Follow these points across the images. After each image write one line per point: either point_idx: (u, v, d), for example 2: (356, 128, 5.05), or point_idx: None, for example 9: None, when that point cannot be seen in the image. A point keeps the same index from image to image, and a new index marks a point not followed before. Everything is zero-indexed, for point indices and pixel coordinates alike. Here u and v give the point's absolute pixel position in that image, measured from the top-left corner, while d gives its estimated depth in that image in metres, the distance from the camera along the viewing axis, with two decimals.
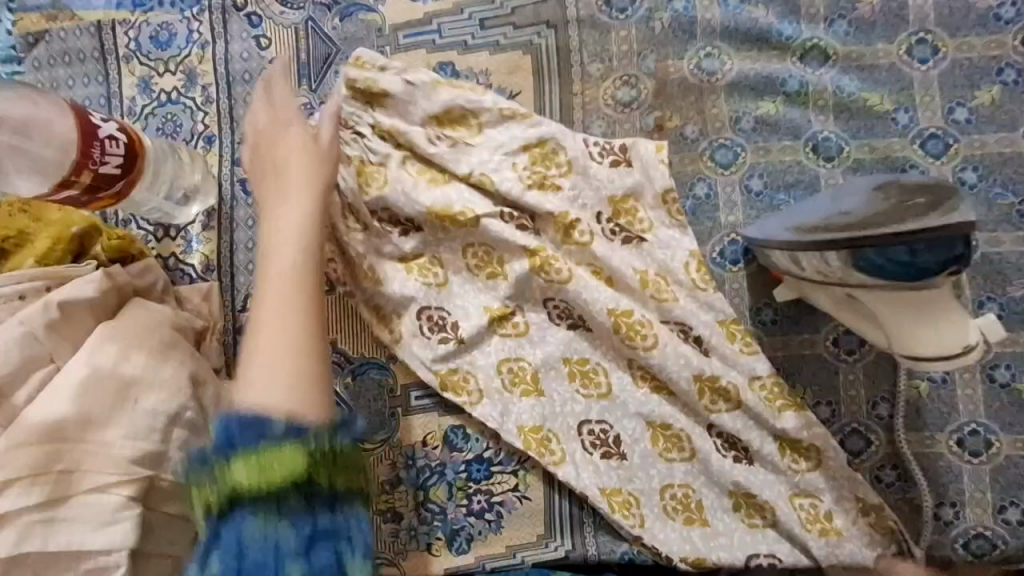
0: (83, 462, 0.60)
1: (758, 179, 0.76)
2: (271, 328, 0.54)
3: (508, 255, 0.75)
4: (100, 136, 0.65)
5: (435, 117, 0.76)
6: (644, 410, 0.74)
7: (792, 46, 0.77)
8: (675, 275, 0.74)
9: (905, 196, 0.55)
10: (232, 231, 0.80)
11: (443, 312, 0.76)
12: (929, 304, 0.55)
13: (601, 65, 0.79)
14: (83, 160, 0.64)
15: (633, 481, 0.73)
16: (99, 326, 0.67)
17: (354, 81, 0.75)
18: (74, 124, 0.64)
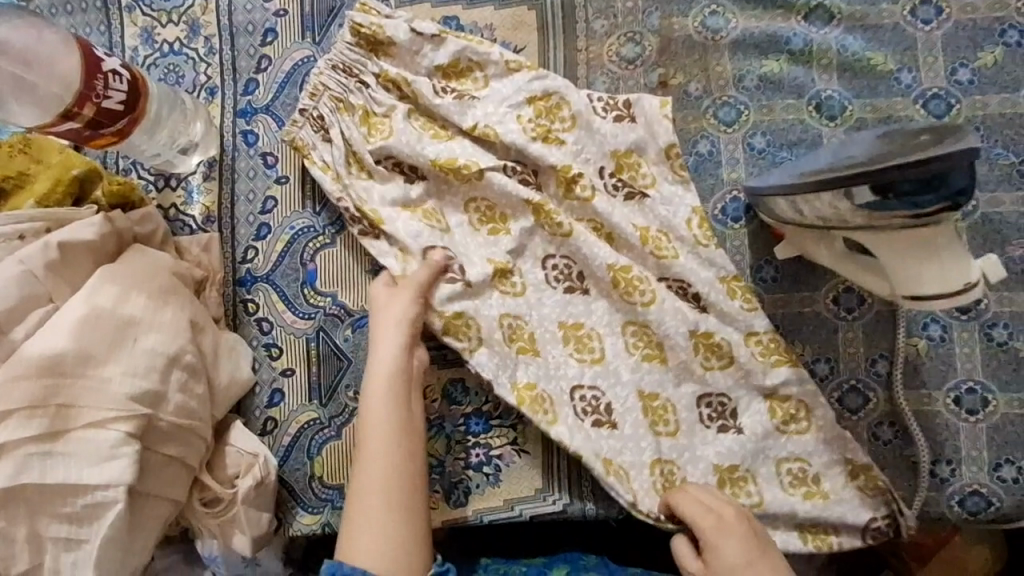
0: (82, 397, 0.60)
1: (761, 137, 0.76)
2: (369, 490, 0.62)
3: (510, 212, 0.75)
4: (104, 70, 0.64)
5: (441, 70, 0.76)
6: (636, 377, 0.72)
7: (796, 5, 0.77)
8: (677, 231, 0.73)
9: (910, 136, 0.57)
10: (234, 183, 0.80)
11: (449, 252, 0.73)
12: (931, 245, 0.58)
13: (605, 22, 0.79)
14: (87, 93, 0.63)
15: (623, 453, 0.71)
16: (102, 268, 0.67)
17: (359, 26, 0.76)
18: (79, 57, 0.63)
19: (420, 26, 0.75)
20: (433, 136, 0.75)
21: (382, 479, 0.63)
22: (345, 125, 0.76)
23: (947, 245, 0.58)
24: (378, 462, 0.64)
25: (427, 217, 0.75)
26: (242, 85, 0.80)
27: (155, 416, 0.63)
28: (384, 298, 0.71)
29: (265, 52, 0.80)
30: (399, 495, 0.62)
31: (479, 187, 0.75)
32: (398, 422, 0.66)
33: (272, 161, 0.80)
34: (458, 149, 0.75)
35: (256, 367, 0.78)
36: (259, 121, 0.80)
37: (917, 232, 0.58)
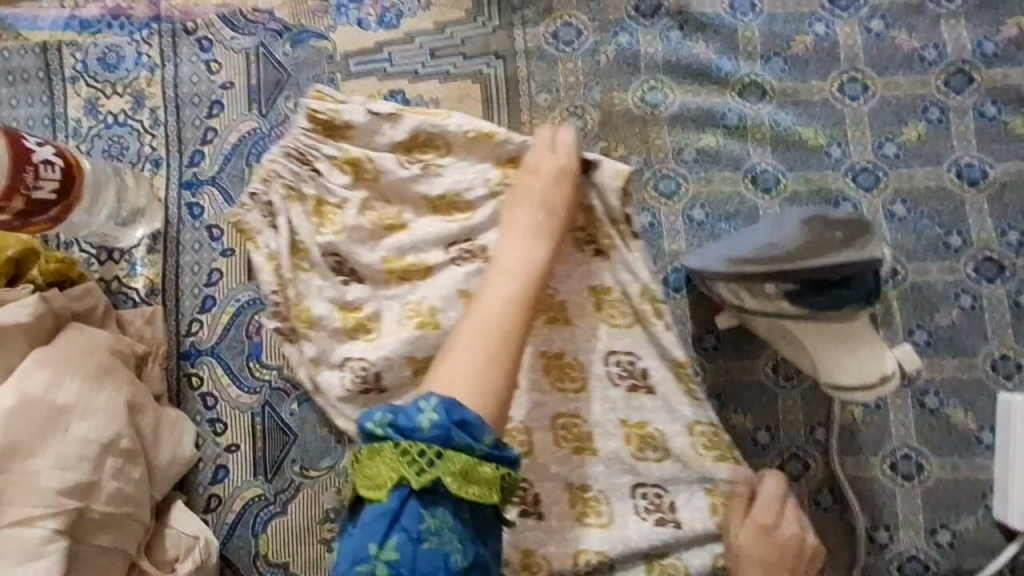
0: (7, 493, 0.59)
1: (700, 209, 0.78)
2: (479, 318, 0.60)
3: (441, 305, 0.70)
4: (33, 161, 0.66)
5: (402, 144, 0.70)
6: (564, 473, 0.71)
7: (730, 81, 0.79)
8: (638, 298, 0.71)
9: (828, 229, 0.66)
10: (178, 255, 0.79)
11: (365, 362, 0.71)
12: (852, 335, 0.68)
13: (549, 95, 0.80)
14: (15, 185, 0.65)
15: (546, 545, 0.71)
16: (34, 352, 0.66)
17: (314, 111, 0.69)
18: (5, 147, 0.65)
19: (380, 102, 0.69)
20: (390, 227, 0.72)
21: (484, 330, 0.59)
22: (295, 215, 0.71)
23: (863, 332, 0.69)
24: (486, 319, 0.60)
25: (359, 327, 0.72)
26: (187, 156, 0.80)
27: (86, 507, 0.62)
28: (543, 166, 0.66)
29: (211, 124, 0.81)
30: (499, 326, 0.59)
31: (420, 286, 0.71)
32: (521, 275, 0.62)
33: (217, 233, 0.79)
34: (410, 242, 0.71)
35: (200, 442, 0.77)
36: (205, 193, 0.80)
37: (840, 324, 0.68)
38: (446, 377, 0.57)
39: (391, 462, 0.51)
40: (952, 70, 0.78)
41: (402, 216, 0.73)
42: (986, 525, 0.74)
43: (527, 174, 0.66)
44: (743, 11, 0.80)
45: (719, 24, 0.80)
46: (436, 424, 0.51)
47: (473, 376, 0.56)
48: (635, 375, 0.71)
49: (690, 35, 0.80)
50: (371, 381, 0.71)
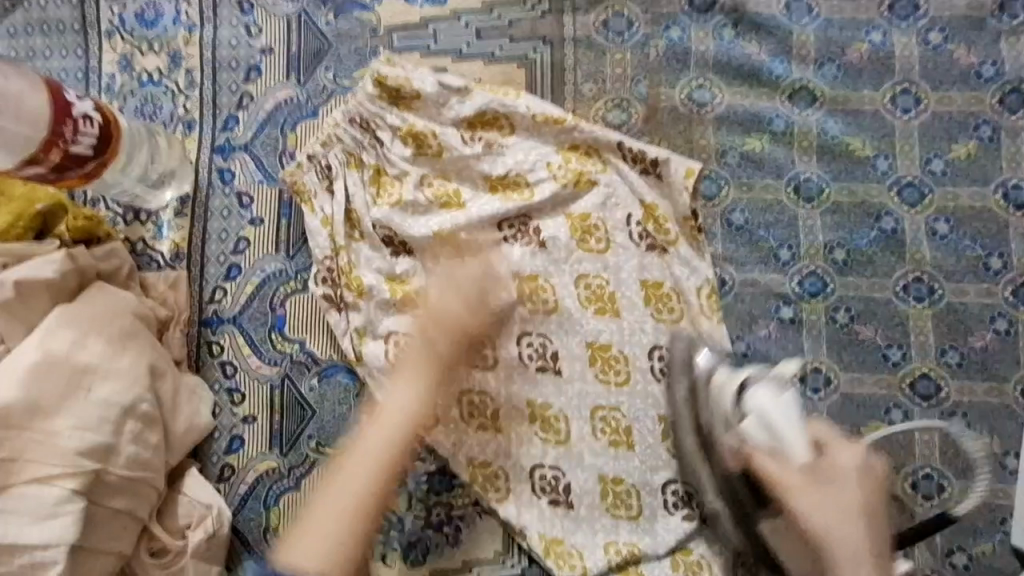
0: (27, 450, 0.58)
1: (740, 214, 0.77)
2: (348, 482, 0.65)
3: (492, 285, 0.75)
4: (73, 115, 0.65)
5: (467, 120, 0.76)
6: (598, 463, 0.74)
7: (781, 84, 0.78)
8: (687, 296, 0.76)
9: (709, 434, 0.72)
10: (206, 221, 0.78)
11: (410, 335, 0.74)
12: (826, 449, 0.66)
13: (594, 86, 0.78)
14: (54, 138, 0.64)
15: (576, 534, 0.73)
16: (57, 310, 0.64)
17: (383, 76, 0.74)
18: (46, 100, 0.64)
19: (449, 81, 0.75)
20: (445, 205, 0.75)
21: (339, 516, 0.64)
22: (352, 183, 0.75)
23: (819, 429, 0.67)
24: (335, 499, 0.64)
25: (406, 301, 0.74)
26: (221, 121, 0.79)
27: (104, 470, 0.61)
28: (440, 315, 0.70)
29: (247, 89, 0.79)
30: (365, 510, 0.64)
31: (471, 263, 0.74)
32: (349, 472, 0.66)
33: (247, 201, 0.78)
34: (464, 220, 0.75)
35: (217, 412, 0.76)
36: (236, 160, 0.78)
37: (778, 444, 0.65)
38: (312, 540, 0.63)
39: None
40: (1007, 88, 0.76)
41: (454, 198, 0.76)
42: (1003, 551, 0.73)
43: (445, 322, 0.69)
44: (799, 14, 0.78)
45: (774, 25, 0.78)
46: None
47: (328, 535, 0.63)
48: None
49: (743, 34, 0.78)
50: None
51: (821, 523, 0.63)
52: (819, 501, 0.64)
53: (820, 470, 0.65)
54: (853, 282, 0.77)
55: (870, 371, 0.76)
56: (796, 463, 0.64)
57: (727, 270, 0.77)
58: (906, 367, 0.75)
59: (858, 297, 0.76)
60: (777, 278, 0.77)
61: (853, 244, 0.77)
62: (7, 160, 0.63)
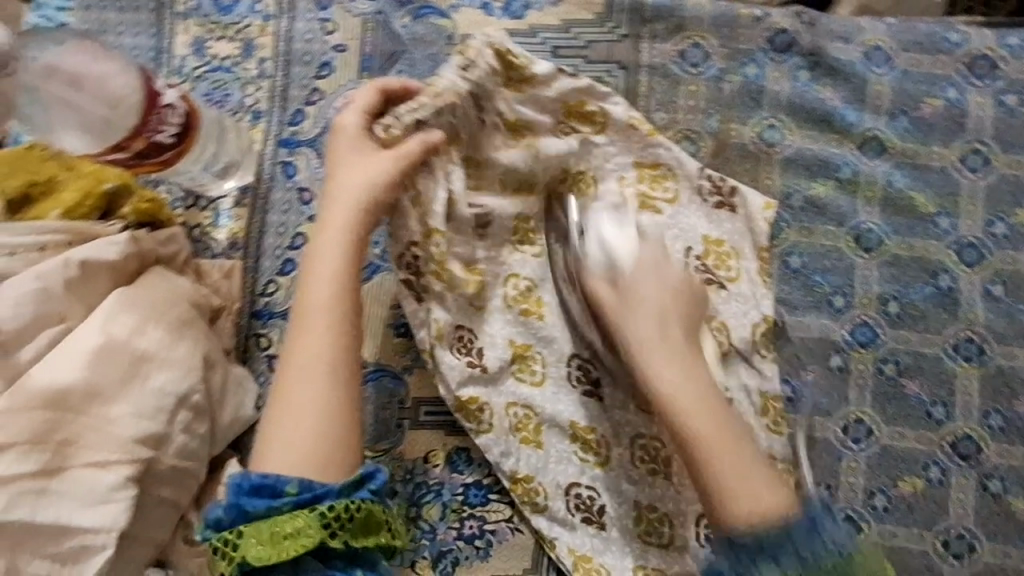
0: (85, 434, 0.58)
1: (798, 258, 0.78)
2: (309, 365, 0.62)
3: (547, 297, 0.77)
4: (162, 104, 0.68)
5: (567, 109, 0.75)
6: (634, 490, 0.74)
7: (852, 132, 0.78)
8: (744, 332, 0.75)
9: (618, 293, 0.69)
10: (265, 213, 0.78)
11: (473, 330, 0.75)
12: (638, 271, 0.69)
13: (665, 115, 0.78)
14: (143, 126, 0.68)
15: (606, 554, 0.73)
16: (119, 292, 0.64)
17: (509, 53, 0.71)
18: (139, 88, 0.68)
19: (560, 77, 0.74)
20: (517, 191, 0.75)
21: (301, 372, 0.61)
22: None
23: (646, 264, 0.69)
24: (305, 377, 0.61)
25: (476, 293, 0.75)
26: (289, 114, 0.79)
27: (156, 458, 0.61)
28: (344, 221, 0.65)
29: (318, 85, 0.79)
30: (319, 388, 0.61)
31: (532, 268, 0.78)
32: (311, 376, 0.61)
33: (308, 197, 0.78)
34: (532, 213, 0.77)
35: (259, 405, 0.75)
36: (301, 155, 0.78)
37: (613, 262, 0.70)
38: (271, 445, 0.60)
39: (264, 546, 0.56)
40: None
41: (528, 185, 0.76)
42: None
43: (338, 231, 0.65)
44: (877, 63, 0.78)
45: (852, 71, 0.78)
46: (284, 495, 0.57)
47: (306, 415, 0.60)
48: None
49: (819, 78, 0.78)
50: (475, 353, 0.75)
51: (646, 344, 0.66)
52: (633, 315, 0.67)
53: (631, 299, 0.68)
54: (904, 336, 0.77)
55: (913, 426, 0.76)
56: (620, 285, 0.69)
57: (780, 311, 0.77)
58: (949, 425, 0.76)
59: (908, 352, 0.77)
60: (829, 324, 0.77)
61: (907, 297, 0.77)
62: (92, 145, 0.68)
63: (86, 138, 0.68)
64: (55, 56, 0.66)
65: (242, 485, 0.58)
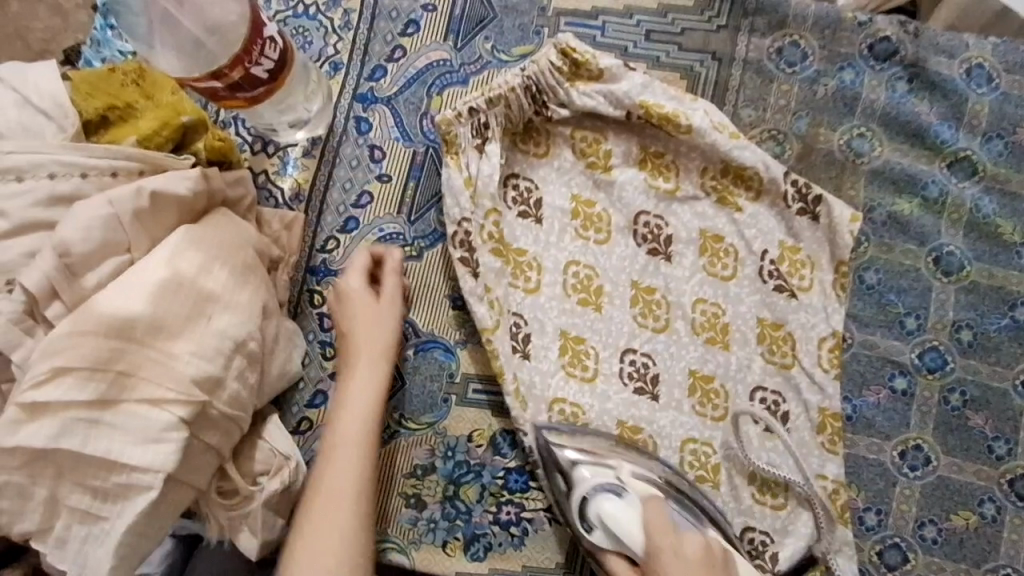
0: (144, 368, 0.56)
1: (874, 273, 0.75)
2: (335, 493, 0.62)
3: (608, 287, 0.75)
4: (264, 36, 0.63)
5: (646, 107, 0.72)
6: None
7: (944, 151, 0.75)
8: (808, 344, 0.74)
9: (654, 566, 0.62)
10: (333, 167, 0.76)
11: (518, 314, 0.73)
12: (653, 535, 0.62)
13: (754, 112, 0.76)
14: (241, 55, 0.62)
15: None
16: (186, 228, 0.62)
17: (572, 49, 0.71)
18: (247, 15, 0.62)
19: (633, 72, 0.73)
20: (590, 164, 0.75)
21: (330, 500, 0.62)
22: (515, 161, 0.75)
23: (654, 514, 0.64)
24: (333, 510, 0.61)
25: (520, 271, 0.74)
26: (368, 69, 0.77)
27: (209, 404, 0.59)
28: (370, 350, 0.68)
29: (401, 42, 0.77)
30: (345, 513, 0.61)
31: (594, 252, 0.75)
32: (339, 503, 0.62)
33: (379, 156, 0.76)
34: (603, 192, 0.75)
35: (306, 362, 0.74)
36: (376, 112, 0.76)
37: (623, 546, 0.65)
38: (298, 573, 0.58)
39: None
40: None
41: (602, 160, 0.75)
42: None
43: (365, 360, 0.68)
44: (979, 83, 0.76)
45: (951, 88, 0.75)
46: None
47: (332, 547, 0.60)
48: (775, 416, 0.73)
49: (917, 91, 0.76)
50: (521, 339, 0.72)
51: (665, 573, 0.60)
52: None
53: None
54: (973, 366, 0.74)
55: (972, 460, 0.74)
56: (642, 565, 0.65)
57: (850, 326, 0.75)
58: (1010, 462, 0.73)
59: (976, 382, 0.74)
60: (898, 345, 0.75)
61: (981, 326, 0.74)
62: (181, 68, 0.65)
63: (181, 61, 0.66)
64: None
65: None
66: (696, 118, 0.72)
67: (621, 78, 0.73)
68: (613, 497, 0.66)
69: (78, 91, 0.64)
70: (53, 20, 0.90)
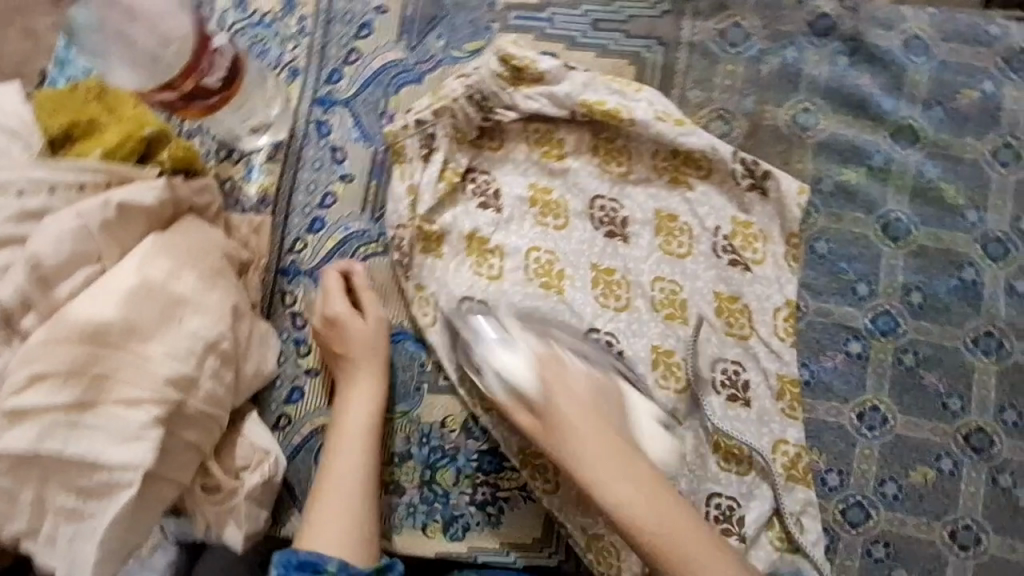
0: (118, 371, 0.59)
1: (824, 243, 0.78)
2: (343, 472, 0.67)
3: (569, 270, 0.76)
4: (213, 49, 0.70)
5: (587, 105, 0.75)
6: None
7: (886, 120, 0.78)
8: (764, 315, 0.77)
9: (598, 399, 0.64)
10: (297, 170, 0.78)
11: None
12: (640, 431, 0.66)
13: (701, 94, 0.78)
14: (194, 69, 0.70)
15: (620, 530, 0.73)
16: (155, 235, 0.65)
17: (510, 57, 0.74)
18: (191, 27, 0.68)
19: (573, 72, 0.76)
20: (545, 154, 0.78)
21: (341, 477, 0.67)
22: (472, 155, 0.78)
23: (555, 370, 0.63)
24: (342, 486, 0.66)
25: (483, 262, 0.76)
26: (326, 73, 0.79)
27: (185, 401, 0.62)
28: (365, 343, 0.73)
29: (356, 45, 0.79)
30: (355, 487, 0.67)
31: (554, 238, 0.77)
32: (351, 477, 0.67)
33: (341, 156, 0.78)
34: (559, 179, 0.78)
35: (281, 360, 0.77)
36: (335, 114, 0.78)
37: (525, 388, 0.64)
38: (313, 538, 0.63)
39: None
40: None
41: (556, 149, 0.78)
42: None
43: (364, 353, 0.73)
44: (916, 53, 0.78)
45: (890, 59, 0.78)
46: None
47: (349, 515, 0.65)
48: (735, 386, 0.76)
49: (858, 64, 0.78)
50: None
51: (583, 450, 0.60)
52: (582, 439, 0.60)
53: (556, 425, 0.61)
54: (924, 327, 0.77)
55: (927, 417, 0.76)
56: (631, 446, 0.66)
57: (804, 295, 0.78)
58: (963, 419, 0.76)
59: (928, 342, 0.77)
60: (851, 311, 0.77)
61: (930, 288, 0.77)
62: (133, 79, 0.69)
63: (133, 74, 0.70)
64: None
65: (293, 560, 0.61)
66: (637, 110, 0.75)
67: (562, 79, 0.75)
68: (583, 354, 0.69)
69: (44, 109, 0.66)
70: (22, 44, 0.93)
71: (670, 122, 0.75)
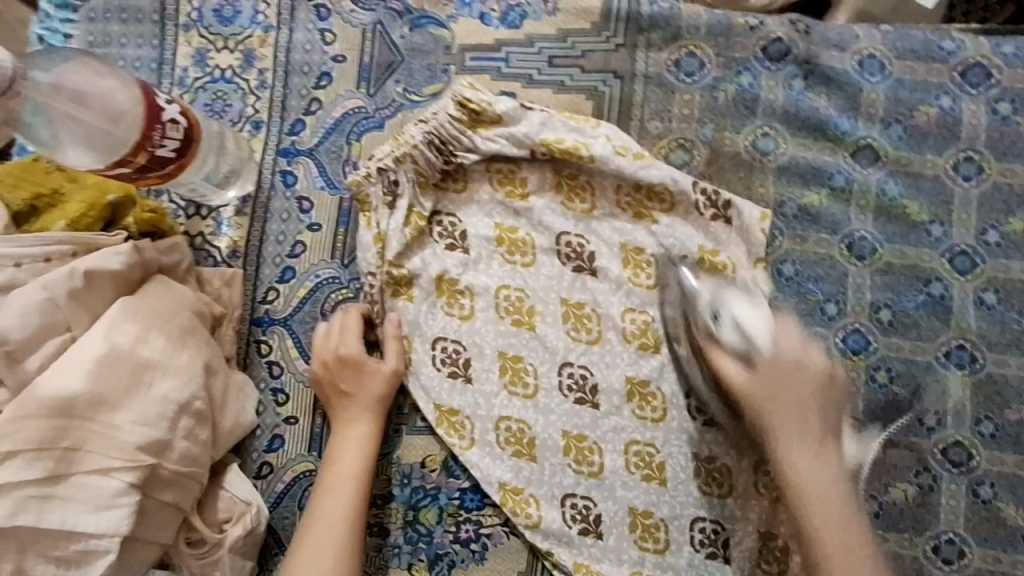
0: (89, 440, 0.60)
1: (791, 265, 0.78)
2: (330, 517, 0.69)
3: (540, 307, 0.78)
4: (163, 119, 0.66)
5: (545, 145, 0.76)
6: (629, 496, 0.75)
7: (846, 141, 0.78)
8: None
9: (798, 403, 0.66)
10: (265, 221, 0.79)
11: (457, 344, 0.77)
12: (781, 346, 0.66)
13: (660, 124, 0.79)
14: (143, 141, 0.66)
15: (602, 561, 0.74)
16: (123, 300, 0.66)
17: (466, 100, 0.75)
18: (143, 103, 0.66)
19: (530, 111, 0.76)
20: (509, 193, 0.78)
21: (325, 522, 0.69)
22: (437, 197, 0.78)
23: (786, 325, 0.68)
24: (325, 529, 0.68)
25: (455, 302, 0.78)
26: (288, 124, 0.80)
27: (158, 465, 0.63)
28: (360, 391, 0.74)
29: (317, 95, 0.80)
30: (338, 533, 0.68)
31: (523, 275, 0.78)
32: (336, 523, 0.69)
33: (307, 206, 0.79)
34: (525, 216, 0.78)
35: (261, 410, 0.77)
36: (300, 164, 0.80)
37: (751, 346, 0.66)
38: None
39: None
40: None
41: (520, 187, 0.78)
42: None
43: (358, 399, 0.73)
44: (871, 72, 0.79)
45: (846, 80, 0.79)
46: None
47: (329, 559, 0.67)
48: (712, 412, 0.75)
49: (813, 87, 0.79)
50: (460, 364, 0.77)
51: (761, 402, 0.66)
52: (795, 451, 0.65)
53: (762, 394, 0.66)
54: (896, 343, 0.77)
55: (903, 433, 0.76)
56: (760, 365, 0.66)
57: None
58: (940, 433, 0.75)
59: (900, 358, 0.77)
60: (821, 332, 0.77)
61: (898, 305, 0.77)
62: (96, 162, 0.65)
63: (88, 156, 0.65)
64: (58, 73, 0.64)
65: None
66: (596, 148, 0.76)
67: (520, 119, 0.76)
68: (745, 301, 0.68)
69: (4, 184, 0.67)
70: None
71: (628, 157, 0.76)
